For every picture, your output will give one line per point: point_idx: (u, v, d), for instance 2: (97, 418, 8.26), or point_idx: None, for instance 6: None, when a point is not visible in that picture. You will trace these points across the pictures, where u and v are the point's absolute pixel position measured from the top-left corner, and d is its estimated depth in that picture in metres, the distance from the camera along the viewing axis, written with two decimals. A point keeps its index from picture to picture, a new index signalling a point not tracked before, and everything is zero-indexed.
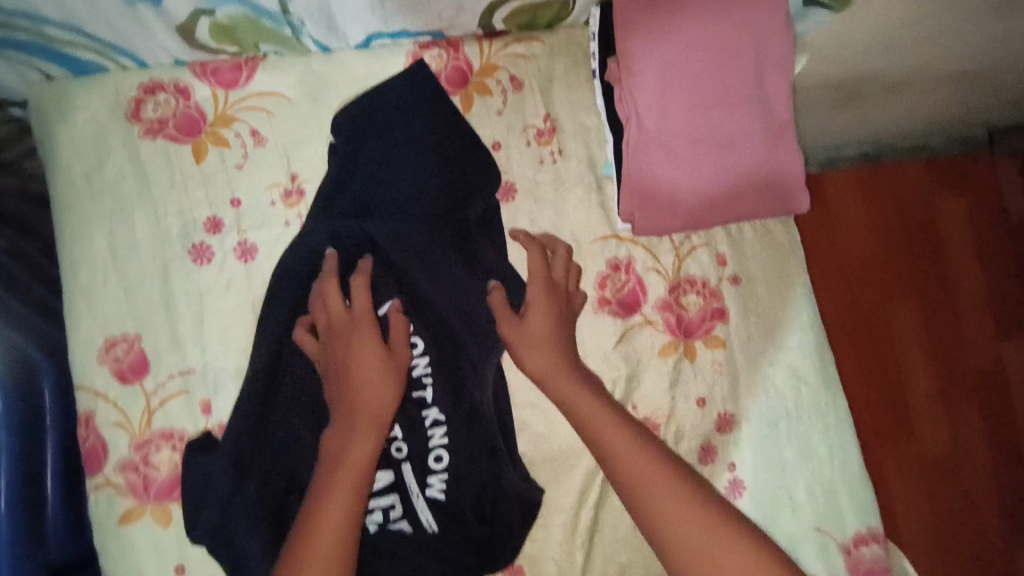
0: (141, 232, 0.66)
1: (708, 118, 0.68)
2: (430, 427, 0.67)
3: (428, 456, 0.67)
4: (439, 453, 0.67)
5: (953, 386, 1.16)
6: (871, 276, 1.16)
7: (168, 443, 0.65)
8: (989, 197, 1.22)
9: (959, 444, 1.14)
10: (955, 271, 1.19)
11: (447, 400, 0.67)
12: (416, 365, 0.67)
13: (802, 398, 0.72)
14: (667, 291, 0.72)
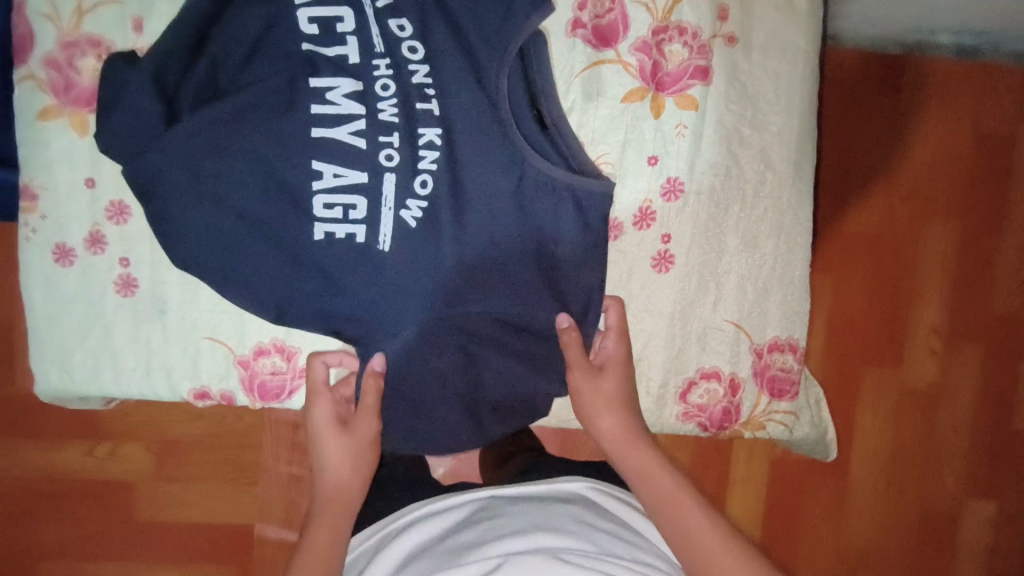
0: None
1: None
2: (422, 147, 0.59)
3: (416, 176, 0.59)
4: (427, 177, 0.59)
5: (960, 324, 1.09)
6: (910, 188, 1.06)
7: (94, 51, 0.62)
8: None
9: (943, 384, 1.10)
10: (1022, 209, 1.08)
11: (469, 127, 0.59)
12: (416, 72, 0.59)
13: (765, 191, 0.66)
14: (650, 32, 0.64)
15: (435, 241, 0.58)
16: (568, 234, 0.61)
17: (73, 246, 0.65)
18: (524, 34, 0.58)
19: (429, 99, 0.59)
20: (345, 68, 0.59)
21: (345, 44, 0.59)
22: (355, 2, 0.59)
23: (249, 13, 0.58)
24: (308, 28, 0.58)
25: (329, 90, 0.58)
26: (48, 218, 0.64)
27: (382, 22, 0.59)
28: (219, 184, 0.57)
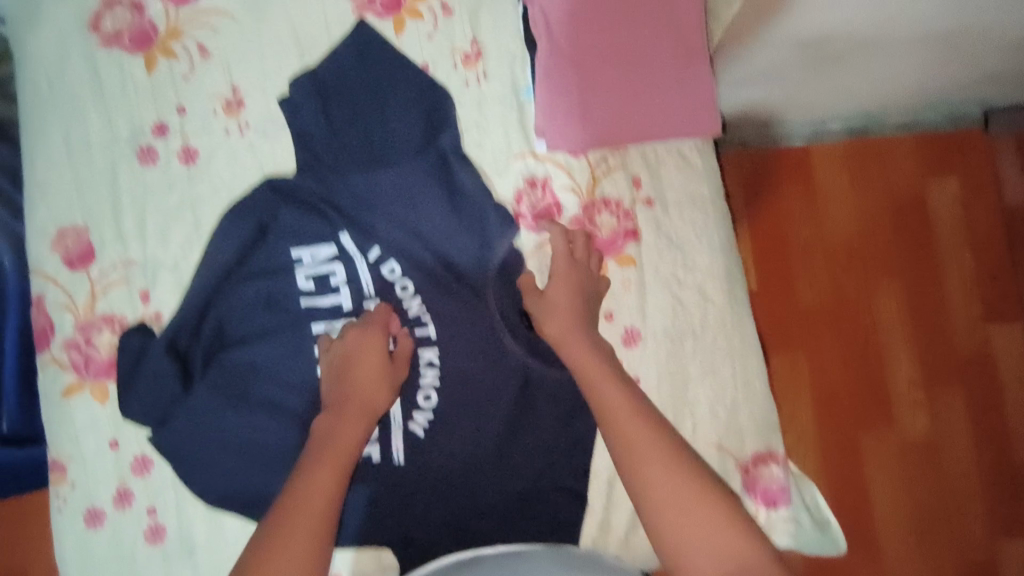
0: (96, 132, 0.73)
1: (625, 42, 0.72)
2: (423, 367, 0.73)
3: (419, 395, 0.72)
4: (429, 393, 0.73)
5: (935, 371, 1.13)
6: (848, 261, 1.14)
7: (108, 327, 0.70)
8: (989, 172, 1.15)
9: (937, 432, 1.12)
10: (955, 255, 1.15)
11: (459, 342, 0.73)
12: (411, 307, 0.73)
13: (711, 320, 0.74)
14: (580, 210, 0.76)
15: (439, 444, 0.72)
16: (547, 417, 0.73)
17: (102, 507, 0.69)
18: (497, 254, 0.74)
19: (427, 326, 0.73)
20: (343, 312, 0.72)
21: (340, 294, 0.72)
22: (345, 255, 0.73)
23: (248, 286, 0.71)
24: (306, 284, 0.72)
25: (330, 332, 0.71)
26: (77, 487, 0.69)
27: (377, 267, 0.73)
28: (239, 433, 0.69)
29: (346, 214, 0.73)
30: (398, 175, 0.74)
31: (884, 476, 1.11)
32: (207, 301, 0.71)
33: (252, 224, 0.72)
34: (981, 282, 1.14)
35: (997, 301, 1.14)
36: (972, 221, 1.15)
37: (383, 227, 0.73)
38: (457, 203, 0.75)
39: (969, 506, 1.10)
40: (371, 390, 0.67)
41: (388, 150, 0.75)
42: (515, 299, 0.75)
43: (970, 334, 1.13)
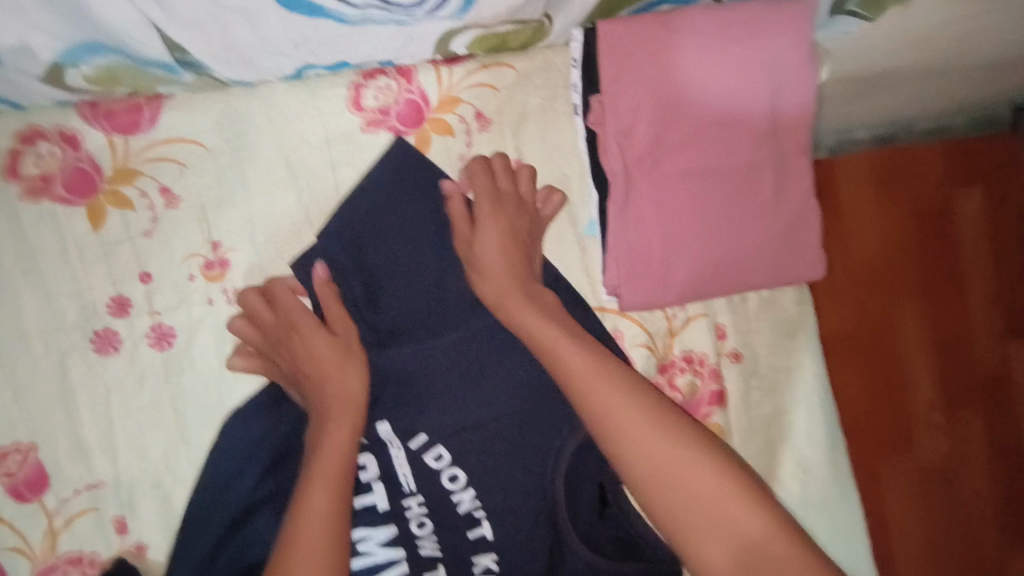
0: (32, 316, 0.55)
1: (716, 173, 0.58)
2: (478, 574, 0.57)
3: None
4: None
5: (957, 392, 0.97)
6: (873, 275, 0.94)
7: (78, 570, 0.55)
8: (991, 179, 0.98)
9: (957, 461, 0.96)
10: (962, 269, 0.98)
11: (515, 541, 0.58)
12: (460, 501, 0.58)
13: (810, 488, 0.64)
14: (658, 371, 0.62)
15: None
16: None
17: None
18: (578, 434, 0.60)
19: (480, 522, 0.58)
20: (378, 514, 0.57)
21: (372, 491, 0.57)
22: (378, 443, 0.59)
23: (263, 512, 0.55)
24: None
25: (361, 542, 0.56)
26: None
27: (418, 459, 0.59)
28: None
29: (377, 394, 0.59)
30: (438, 335, 0.59)
31: (910, 518, 0.93)
32: (213, 545, 0.54)
33: (262, 427, 0.56)
34: (988, 296, 0.99)
35: (1003, 317, 0.99)
36: (985, 233, 0.99)
37: (422, 404, 0.59)
38: (524, 364, 0.60)
39: (989, 541, 0.95)
40: (334, 366, 0.53)
41: (419, 308, 0.60)
42: (602, 484, 0.61)
43: (985, 354, 0.98)
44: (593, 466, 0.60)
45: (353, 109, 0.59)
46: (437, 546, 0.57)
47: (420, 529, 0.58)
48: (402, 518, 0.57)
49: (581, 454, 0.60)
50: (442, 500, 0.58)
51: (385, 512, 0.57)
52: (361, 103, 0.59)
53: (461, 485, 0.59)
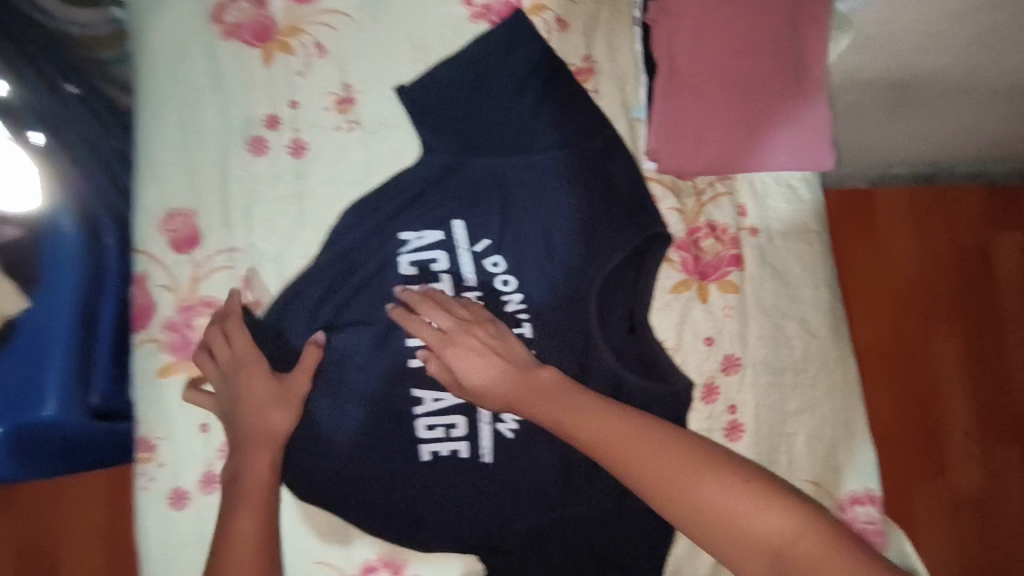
0: (209, 121, 0.73)
1: (743, 67, 0.71)
2: None
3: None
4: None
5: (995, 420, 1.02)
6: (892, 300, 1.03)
7: (208, 311, 0.71)
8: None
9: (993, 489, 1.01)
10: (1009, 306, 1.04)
11: (551, 340, 0.72)
12: (509, 301, 0.73)
13: (812, 350, 0.72)
14: (686, 233, 0.75)
15: (526, 449, 0.70)
16: None
17: (188, 488, 0.69)
18: (614, 261, 0.72)
19: (523, 323, 0.72)
20: None
21: (439, 281, 0.72)
22: (450, 244, 0.73)
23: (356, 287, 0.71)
24: (406, 269, 0.72)
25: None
26: (165, 465, 0.69)
27: (480, 260, 0.73)
28: (332, 430, 0.69)
29: (455, 211, 0.73)
30: (504, 175, 0.74)
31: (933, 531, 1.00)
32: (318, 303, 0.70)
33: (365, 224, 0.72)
34: None
35: None
36: None
37: (492, 223, 0.74)
38: (576, 201, 0.74)
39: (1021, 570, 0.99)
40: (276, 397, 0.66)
41: (494, 152, 0.74)
42: (632, 307, 0.72)
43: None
44: (626, 291, 0.73)
45: (464, 4, 0.77)
46: None
47: None
48: None
49: (616, 279, 0.73)
50: (495, 299, 0.73)
51: None
52: (471, 1, 0.77)
53: (510, 288, 0.73)
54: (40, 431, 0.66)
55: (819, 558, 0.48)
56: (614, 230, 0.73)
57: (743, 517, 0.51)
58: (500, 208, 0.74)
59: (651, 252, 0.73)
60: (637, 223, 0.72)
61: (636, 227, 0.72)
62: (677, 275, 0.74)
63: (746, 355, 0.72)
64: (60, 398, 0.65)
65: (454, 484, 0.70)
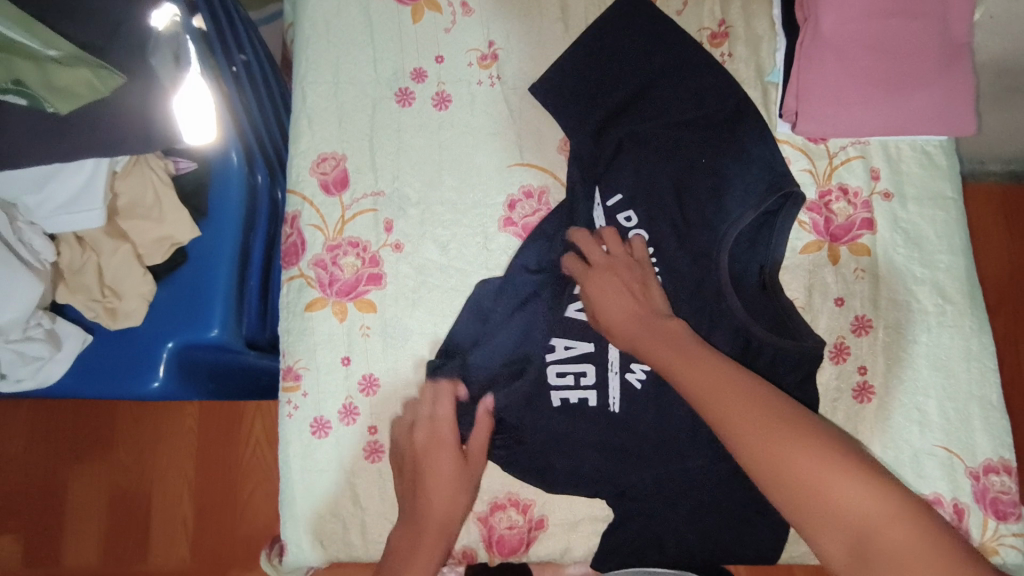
0: (362, 73, 0.77)
1: (887, 28, 0.71)
2: None
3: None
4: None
5: None
6: None
7: (354, 251, 0.75)
8: None
9: None
10: None
11: (681, 294, 0.74)
12: None
13: (946, 317, 0.72)
14: (817, 195, 0.75)
15: (655, 402, 0.70)
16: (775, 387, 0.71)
17: (329, 418, 0.73)
18: (743, 221, 0.73)
19: (653, 277, 0.74)
20: None
21: None
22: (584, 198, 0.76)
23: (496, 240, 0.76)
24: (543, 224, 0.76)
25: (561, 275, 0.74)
26: (308, 395, 0.73)
27: (613, 215, 0.76)
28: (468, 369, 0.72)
29: (591, 167, 0.76)
30: (638, 134, 0.76)
31: None
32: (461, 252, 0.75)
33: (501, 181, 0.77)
34: None
35: None
36: None
37: (626, 177, 0.76)
38: (708, 160, 0.75)
39: None
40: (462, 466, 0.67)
41: (630, 112, 0.77)
42: (764, 264, 0.73)
43: None
44: (758, 250, 0.74)
45: None
46: None
47: None
48: None
49: (748, 238, 0.74)
50: None
51: None
52: None
53: (640, 243, 0.75)
54: (201, 352, 0.70)
55: (901, 548, 0.44)
56: (745, 190, 0.74)
57: (824, 488, 0.47)
58: (634, 165, 0.76)
59: (784, 212, 0.73)
60: (772, 184, 0.73)
61: (771, 189, 0.73)
62: (809, 235, 0.74)
63: (877, 317, 0.72)
64: (221, 321, 0.69)
65: (581, 429, 0.71)
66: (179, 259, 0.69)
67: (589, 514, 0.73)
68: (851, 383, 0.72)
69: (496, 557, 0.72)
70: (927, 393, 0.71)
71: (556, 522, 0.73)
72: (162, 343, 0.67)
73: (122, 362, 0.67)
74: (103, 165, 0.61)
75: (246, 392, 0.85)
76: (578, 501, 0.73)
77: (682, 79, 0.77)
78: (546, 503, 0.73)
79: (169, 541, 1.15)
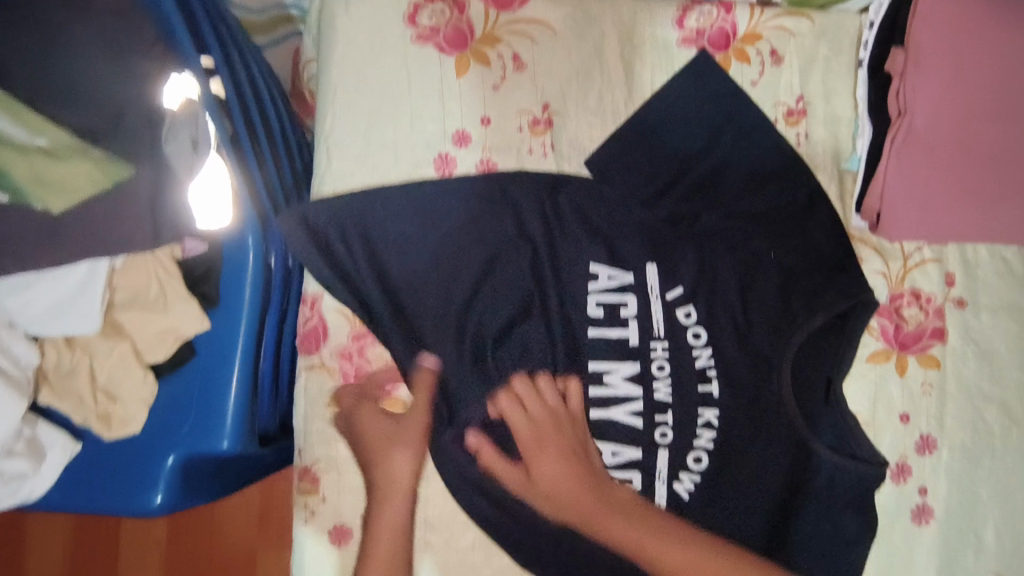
0: (396, 134, 0.68)
1: (986, 131, 0.65)
2: (701, 425, 0.68)
3: (689, 455, 0.68)
4: (701, 454, 0.68)
5: None
6: None
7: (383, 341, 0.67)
8: None
9: None
10: None
11: (738, 396, 0.68)
12: (699, 356, 0.69)
13: (1011, 435, 0.69)
14: (888, 299, 0.70)
15: (705, 514, 0.68)
16: (837, 506, 0.67)
17: (351, 526, 0.66)
18: (806, 329, 0.68)
19: (710, 380, 0.69)
20: (627, 350, 0.68)
21: (627, 327, 0.68)
22: (640, 288, 0.69)
23: (539, 331, 0.68)
24: (597, 311, 0.68)
25: (607, 374, 0.68)
26: (328, 500, 0.66)
27: (672, 310, 0.69)
28: (505, 471, 0.67)
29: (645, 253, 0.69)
30: (697, 221, 0.69)
31: None
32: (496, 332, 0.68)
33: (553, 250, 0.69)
34: None
35: None
36: None
37: (688, 268, 0.69)
38: (773, 255, 0.69)
39: None
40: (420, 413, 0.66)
41: (691, 191, 0.70)
42: (829, 374, 0.68)
43: None
44: (826, 363, 0.68)
45: (675, 27, 0.71)
46: (668, 393, 0.68)
47: (658, 373, 0.68)
48: (646, 366, 0.68)
49: (812, 347, 0.68)
50: (683, 355, 0.69)
51: (636, 353, 0.68)
52: (683, 23, 0.71)
53: (698, 344, 0.69)
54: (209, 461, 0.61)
55: None
56: (806, 295, 0.69)
57: None
58: (696, 252, 0.69)
59: (855, 320, 0.68)
60: (851, 291, 0.68)
61: (847, 295, 0.68)
62: (876, 343, 0.69)
63: (942, 436, 0.68)
64: (232, 433, 0.59)
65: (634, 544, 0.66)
66: (185, 355, 0.60)
67: None
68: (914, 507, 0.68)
69: None
70: (986, 517, 0.68)
71: None
72: (164, 453, 0.59)
73: (117, 478, 0.58)
74: (102, 266, 0.51)
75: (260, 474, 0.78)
76: None
77: (750, 160, 0.70)
78: None
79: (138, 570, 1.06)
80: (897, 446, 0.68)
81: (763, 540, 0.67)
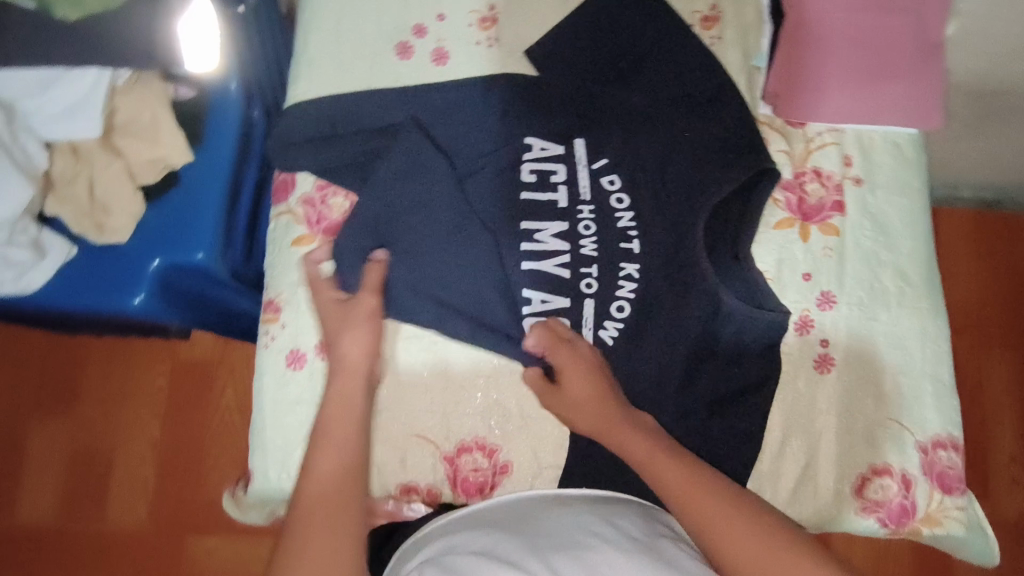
0: (365, 26, 0.80)
1: (868, 23, 0.75)
2: (622, 278, 0.75)
3: (612, 304, 0.75)
4: (623, 304, 0.74)
5: None
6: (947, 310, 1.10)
7: (343, 192, 0.77)
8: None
9: None
10: None
11: (659, 254, 0.75)
12: (621, 219, 0.76)
13: (906, 296, 0.76)
14: (792, 175, 0.79)
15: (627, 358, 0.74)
16: (742, 350, 0.74)
17: (305, 351, 0.73)
18: (720, 195, 0.75)
19: (631, 239, 0.76)
20: (557, 211, 0.76)
21: (556, 192, 0.76)
22: (570, 158, 0.77)
23: (480, 190, 0.76)
24: (529, 176, 0.77)
25: (538, 232, 0.76)
26: (286, 328, 0.74)
27: (597, 178, 0.77)
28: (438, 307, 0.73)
29: (576, 129, 0.78)
30: (622, 102, 0.78)
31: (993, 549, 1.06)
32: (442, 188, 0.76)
33: (498, 115, 0.78)
34: None
35: None
36: None
37: (615, 142, 0.78)
38: (690, 133, 0.77)
39: None
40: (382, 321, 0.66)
41: (615, 77, 0.80)
42: (741, 238, 0.75)
43: None
44: (736, 225, 0.75)
45: None
46: (594, 249, 0.75)
47: (584, 232, 0.76)
48: (572, 225, 0.76)
49: (722, 211, 0.76)
50: (608, 218, 0.76)
51: (564, 213, 0.76)
52: None
53: (619, 207, 0.77)
54: (189, 275, 0.72)
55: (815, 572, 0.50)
56: (718, 167, 0.76)
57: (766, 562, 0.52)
58: (621, 127, 0.78)
59: (760, 189, 0.76)
60: (762, 166, 0.75)
61: (762, 170, 0.75)
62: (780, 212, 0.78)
63: (841, 294, 0.76)
64: (208, 247, 0.70)
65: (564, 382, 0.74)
66: (171, 182, 0.71)
67: (549, 462, 0.74)
68: (814, 355, 0.75)
69: (459, 497, 0.73)
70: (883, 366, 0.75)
71: (516, 464, 0.74)
72: (148, 261, 0.69)
73: (106, 280, 0.68)
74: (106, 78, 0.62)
75: (225, 330, 0.87)
76: (547, 444, 0.74)
77: (671, 54, 0.80)
78: (508, 447, 0.74)
79: (126, 507, 1.13)
80: (800, 300, 0.76)
81: (681, 381, 0.73)
